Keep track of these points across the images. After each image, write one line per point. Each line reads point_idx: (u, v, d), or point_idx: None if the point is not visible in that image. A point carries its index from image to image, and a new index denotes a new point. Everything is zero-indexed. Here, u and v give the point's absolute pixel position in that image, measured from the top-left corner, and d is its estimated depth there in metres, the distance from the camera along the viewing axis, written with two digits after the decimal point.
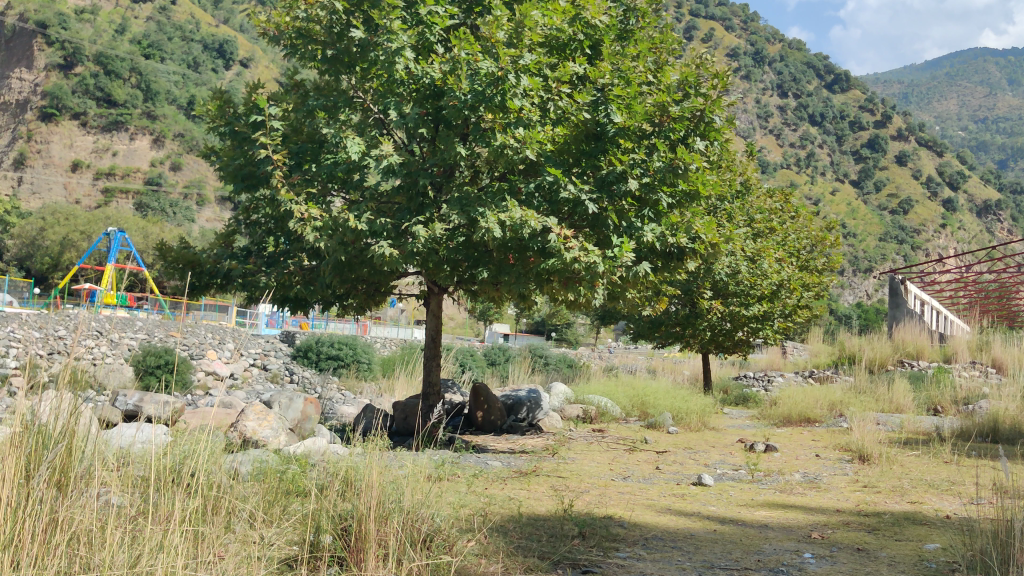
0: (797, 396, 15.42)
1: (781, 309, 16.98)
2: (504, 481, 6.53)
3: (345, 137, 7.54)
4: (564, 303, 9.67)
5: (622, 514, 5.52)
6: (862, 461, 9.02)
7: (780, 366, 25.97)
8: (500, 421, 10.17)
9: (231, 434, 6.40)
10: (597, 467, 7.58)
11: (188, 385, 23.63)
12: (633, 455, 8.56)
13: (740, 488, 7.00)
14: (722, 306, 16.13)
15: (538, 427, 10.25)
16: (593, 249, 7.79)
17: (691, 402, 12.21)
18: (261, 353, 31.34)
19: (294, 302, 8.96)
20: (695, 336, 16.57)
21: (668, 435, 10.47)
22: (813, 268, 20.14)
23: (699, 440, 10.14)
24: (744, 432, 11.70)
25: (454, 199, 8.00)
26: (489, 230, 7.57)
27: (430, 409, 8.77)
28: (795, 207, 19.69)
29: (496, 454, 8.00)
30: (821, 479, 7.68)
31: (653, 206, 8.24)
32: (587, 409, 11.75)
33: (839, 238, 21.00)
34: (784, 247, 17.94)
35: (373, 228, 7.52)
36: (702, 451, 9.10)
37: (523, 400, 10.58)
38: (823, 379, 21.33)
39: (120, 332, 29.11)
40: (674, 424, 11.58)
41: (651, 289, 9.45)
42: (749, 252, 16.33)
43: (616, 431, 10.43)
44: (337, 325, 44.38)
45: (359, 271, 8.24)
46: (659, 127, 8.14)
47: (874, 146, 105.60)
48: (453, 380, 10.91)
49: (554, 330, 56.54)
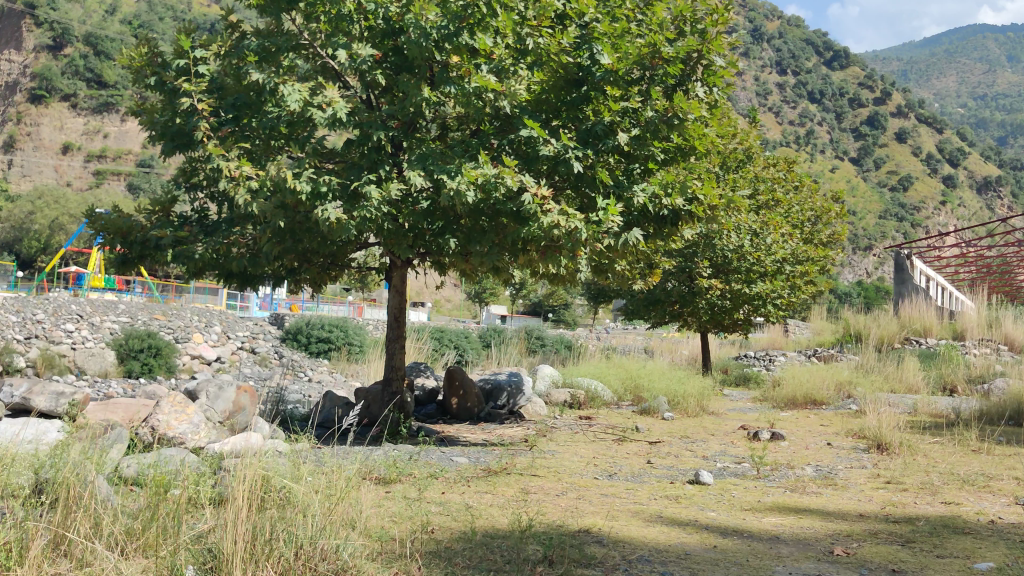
0: (802, 376, 14.45)
1: (786, 286, 15.97)
2: (465, 484, 5.52)
3: (284, 84, 6.49)
4: (545, 275, 8.63)
5: (601, 527, 4.51)
6: (880, 451, 8.02)
7: (782, 345, 25.03)
8: (477, 408, 9.17)
9: (141, 431, 5.42)
10: (578, 463, 6.57)
11: (173, 370, 22.74)
12: (622, 447, 7.56)
13: (745, 488, 5.98)
14: (723, 283, 15.12)
15: (520, 415, 9.21)
16: (574, 213, 6.72)
17: (689, 384, 11.20)
18: (249, 336, 30.38)
19: (242, 278, 7.96)
20: (694, 314, 15.55)
21: (663, 422, 9.48)
22: (818, 241, 19.12)
23: (698, 428, 9.15)
24: (747, 418, 10.71)
25: (415, 156, 6.94)
26: (454, 192, 6.53)
27: (392, 397, 7.75)
28: (799, 177, 18.68)
29: (465, 448, 7.00)
30: (836, 474, 6.70)
31: (645, 163, 7.20)
32: (575, 394, 10.78)
33: (846, 210, 19.96)
34: (788, 221, 16.94)
35: (317, 189, 6.46)
36: (700, 441, 8.11)
37: (504, 385, 9.54)
38: (828, 358, 20.37)
39: (102, 315, 28.16)
40: (670, 409, 10.60)
41: (644, 260, 8.38)
42: (752, 226, 15.32)
43: (605, 418, 9.44)
44: (329, 307, 43.43)
45: (308, 240, 7.20)
46: (651, 72, 7.06)
47: (874, 123, 104.28)
48: (427, 364, 9.86)
49: (551, 311, 55.55)
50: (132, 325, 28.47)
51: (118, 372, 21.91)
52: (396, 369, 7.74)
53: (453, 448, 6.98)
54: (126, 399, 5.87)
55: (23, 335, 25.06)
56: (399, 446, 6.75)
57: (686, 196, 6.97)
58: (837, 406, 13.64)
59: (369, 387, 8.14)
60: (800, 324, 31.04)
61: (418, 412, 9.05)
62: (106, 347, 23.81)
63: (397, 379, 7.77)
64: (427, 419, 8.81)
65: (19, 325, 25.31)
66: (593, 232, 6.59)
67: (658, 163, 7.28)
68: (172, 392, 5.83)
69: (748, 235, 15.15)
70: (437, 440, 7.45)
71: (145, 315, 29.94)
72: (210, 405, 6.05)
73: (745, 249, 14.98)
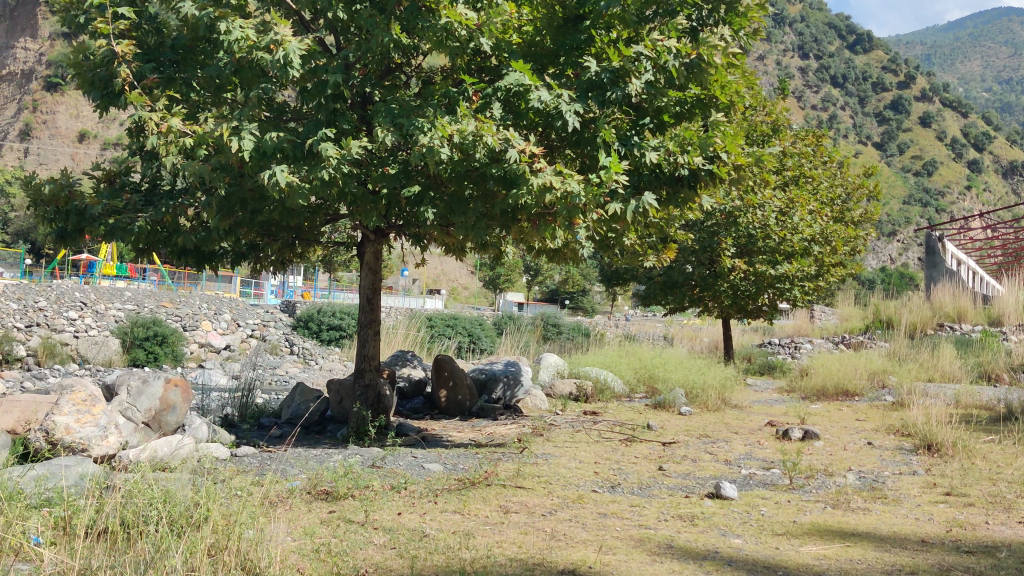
0: (832, 364, 13.33)
1: (814, 268, 14.81)
2: (431, 503, 4.49)
3: (223, 21, 5.39)
4: (544, 249, 7.54)
5: (592, 566, 3.45)
6: (931, 454, 6.93)
7: (808, 331, 23.86)
8: (469, 402, 8.14)
9: (31, 439, 4.44)
10: (576, 471, 5.50)
11: (180, 359, 21.83)
12: (630, 449, 6.50)
13: (776, 504, 4.91)
14: (746, 265, 13.99)
15: (517, 409, 8.16)
16: (571, 173, 5.63)
17: (709, 374, 10.08)
18: (259, 323, 29.50)
19: (197, 256, 6.85)
20: (715, 298, 14.52)
21: (679, 418, 8.40)
22: (849, 219, 17.93)
23: (719, 424, 8.07)
24: (774, 413, 9.60)
25: (385, 108, 5.84)
26: (427, 148, 5.44)
27: (364, 392, 6.71)
28: (829, 151, 17.48)
29: (443, 451, 5.97)
30: (885, 484, 5.61)
31: (658, 115, 6.06)
32: (582, 386, 9.76)
33: (878, 187, 18.73)
34: (817, 198, 15.80)
35: (262, 146, 5.38)
36: (723, 441, 7.05)
37: (499, 375, 8.48)
38: (857, 345, 19.24)
39: (108, 302, 27.33)
40: (687, 402, 9.50)
41: (660, 231, 7.25)
42: (777, 203, 14.20)
43: (614, 413, 8.36)
44: (343, 295, 42.55)
45: (261, 211, 6.11)
46: (664, 8, 5.94)
47: (898, 106, 102.29)
48: (415, 353, 8.80)
49: (568, 298, 54.48)
50: (138, 313, 27.63)
51: (123, 361, 21.07)
52: (368, 358, 6.69)
53: (430, 451, 5.94)
54: (26, 397, 4.89)
55: (24, 323, 24.17)
56: (365, 449, 5.72)
57: (706, 154, 5.83)
58: (870, 398, 12.53)
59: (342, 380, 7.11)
60: (825, 308, 29.81)
61: (403, 407, 8.05)
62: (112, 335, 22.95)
63: (371, 369, 6.71)
64: (412, 414, 7.81)
65: (21, 312, 24.43)
66: (592, 197, 5.47)
67: (675, 116, 6.14)
68: (78, 388, 4.80)
69: (773, 214, 14.07)
70: (413, 442, 6.41)
71: (152, 302, 29.11)
72: (130, 405, 5.05)
73: (770, 227, 13.86)
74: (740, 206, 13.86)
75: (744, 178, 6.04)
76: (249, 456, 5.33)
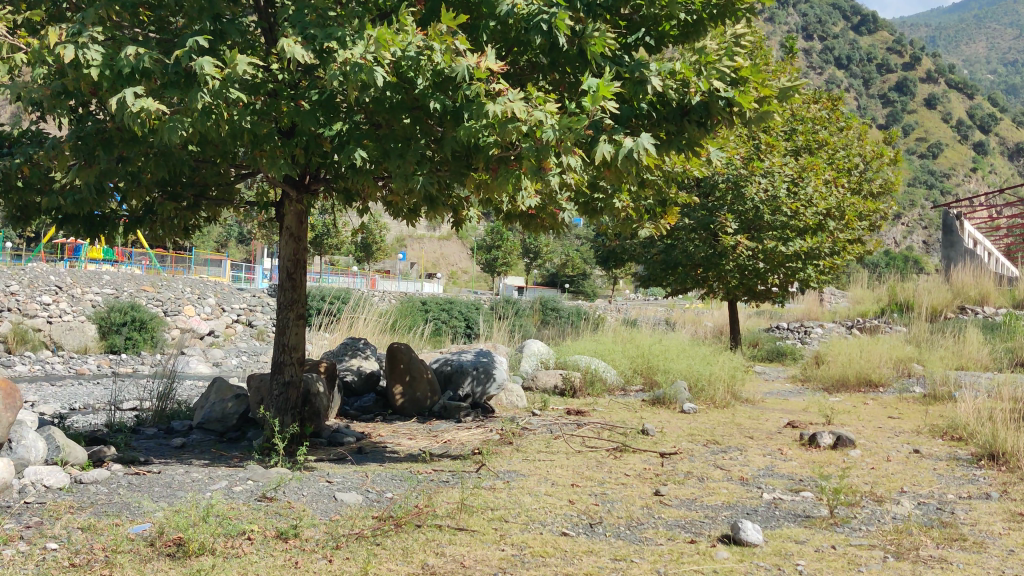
0: (851, 349, 11.94)
1: (828, 246, 13.43)
2: (323, 561, 3.11)
3: None
4: (515, 206, 6.09)
5: None
6: (997, 468, 5.51)
7: (818, 315, 22.46)
8: (429, 401, 6.76)
9: None
10: (542, 501, 4.09)
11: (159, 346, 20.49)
12: (621, 462, 5.12)
13: (817, 553, 3.51)
14: (754, 241, 12.54)
15: (487, 407, 6.76)
16: (543, 98, 4.11)
17: (717, 364, 8.65)
18: (245, 308, 28.17)
19: (83, 221, 5.35)
20: (720, 279, 13.09)
21: (682, 418, 6.99)
22: (868, 192, 16.44)
23: (729, 427, 6.65)
24: (793, 410, 8.20)
25: (292, 14, 4.35)
26: (342, 67, 3.97)
27: (285, 396, 5.31)
28: (846, 116, 15.99)
29: (372, 471, 4.58)
30: (959, 517, 4.19)
31: (658, 27, 4.57)
32: (570, 377, 8.40)
33: (900, 155, 17.24)
34: (832, 167, 14.40)
35: (112, 63, 3.93)
36: (735, 450, 5.67)
37: (466, 368, 7.08)
38: (872, 330, 17.87)
39: (85, 287, 25.97)
40: (690, 398, 8.08)
41: (661, 190, 5.79)
42: (788, 172, 12.84)
43: (603, 412, 6.98)
44: (337, 278, 41.14)
45: (136, 158, 4.68)
46: None
47: (903, 88, 100.48)
48: (366, 341, 7.36)
49: (568, 282, 53.06)
50: (117, 298, 26.21)
51: (97, 347, 19.79)
52: (289, 348, 5.28)
53: (356, 471, 4.56)
54: None
55: None
56: (267, 470, 4.35)
57: (723, 76, 4.30)
58: (896, 389, 11.12)
59: (261, 379, 5.73)
60: (836, 291, 28.38)
61: (349, 408, 6.68)
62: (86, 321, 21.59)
63: (292, 363, 5.31)
64: (358, 417, 6.45)
65: None
66: (571, 130, 3.97)
67: (679, 28, 4.61)
68: None
69: (784, 184, 12.74)
70: (338, 458, 5.04)
71: (132, 286, 27.71)
72: None
73: (780, 199, 12.44)
74: (745, 174, 12.54)
75: (772, 112, 4.50)
76: (98, 483, 3.99)
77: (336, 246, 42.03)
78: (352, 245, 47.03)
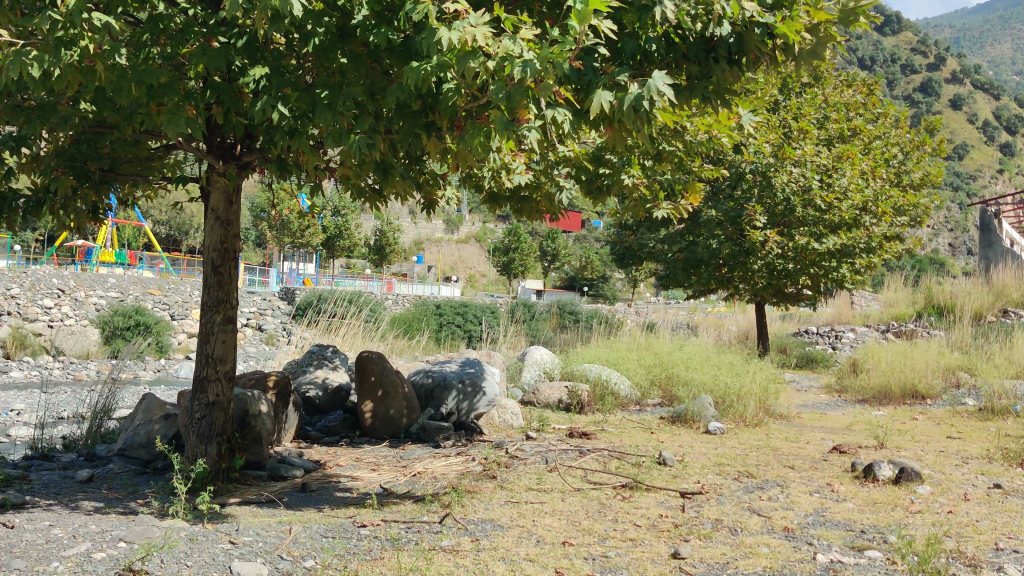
0: (891, 356, 10.75)
1: (865, 243, 12.27)
2: None
3: None
4: (501, 183, 5.02)
5: None
6: None
7: (849, 319, 21.23)
8: (405, 420, 5.69)
9: None
10: (519, 573, 2.99)
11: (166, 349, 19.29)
12: (631, 506, 4.02)
13: None
14: (784, 238, 11.44)
15: (474, 428, 5.68)
16: (520, 25, 3.01)
17: (747, 374, 7.52)
18: (256, 312, 27.22)
19: None
20: (747, 279, 11.97)
21: (709, 442, 5.87)
22: (907, 184, 15.22)
23: (764, 453, 5.54)
24: (836, 429, 7.06)
25: None
26: None
27: (209, 423, 4.20)
28: (883, 103, 14.79)
29: (302, 524, 3.50)
30: None
31: None
32: (575, 390, 7.30)
33: (942, 145, 15.99)
34: (868, 157, 13.21)
35: None
36: (774, 487, 4.55)
37: (450, 381, 6.00)
38: (909, 335, 16.66)
39: (89, 290, 25.02)
40: (717, 416, 6.94)
41: (681, 162, 4.70)
42: (821, 162, 11.68)
43: (616, 435, 5.88)
44: (353, 282, 40.14)
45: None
46: None
47: (929, 89, 98.49)
48: (336, 348, 6.26)
49: (588, 285, 51.81)
50: (122, 302, 25.34)
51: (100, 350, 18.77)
52: (214, 360, 4.20)
53: (280, 524, 3.48)
54: None
55: None
56: (157, 524, 3.29)
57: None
58: (947, 401, 9.94)
59: (189, 397, 4.65)
60: (866, 294, 27.10)
61: (310, 431, 5.60)
62: (89, 324, 20.55)
63: (218, 379, 4.22)
64: (317, 443, 5.37)
65: None
66: (553, 65, 2.89)
67: None
68: None
69: (816, 175, 11.61)
70: (269, 502, 3.97)
71: (138, 289, 26.75)
72: None
73: (812, 190, 11.31)
74: (776, 163, 11.33)
75: (829, 44, 3.37)
76: None
77: (349, 247, 41.11)
78: (366, 247, 46.09)
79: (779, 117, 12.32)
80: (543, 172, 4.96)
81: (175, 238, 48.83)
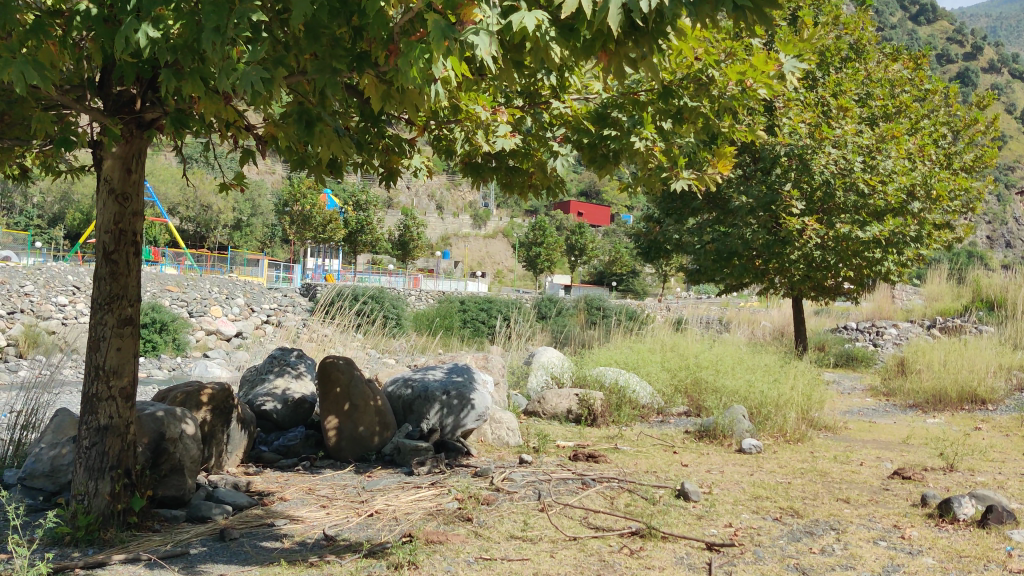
0: (946, 355, 9.69)
1: (914, 231, 11.17)
2: None
3: None
4: (482, 148, 4.08)
5: None
6: None
7: (891, 314, 19.99)
8: (376, 440, 4.78)
9: None
10: None
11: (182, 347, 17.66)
12: (641, 564, 3.05)
13: None
14: (824, 227, 10.37)
15: (458, 449, 4.75)
16: None
17: (786, 380, 6.50)
18: (275, 310, 26.38)
19: None
20: (784, 271, 10.93)
21: (742, 464, 4.88)
22: (957, 166, 14.04)
23: (811, 480, 4.53)
24: (891, 444, 6.03)
25: None
26: None
27: (100, 453, 3.29)
28: (931, 80, 13.62)
29: None
30: None
31: None
32: (585, 399, 6.31)
33: (995, 125, 14.77)
34: (915, 137, 12.08)
35: None
36: (829, 532, 3.55)
37: (433, 391, 5.07)
38: (958, 331, 15.51)
39: None
40: (751, 430, 5.93)
41: (707, 121, 3.71)
42: (864, 142, 10.58)
43: (629, 456, 4.90)
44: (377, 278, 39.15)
45: None
46: None
47: (965, 78, 95.94)
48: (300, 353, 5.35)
49: (616, 280, 50.47)
50: None
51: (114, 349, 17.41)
52: (105, 373, 3.29)
53: None
54: None
55: (6, 309, 20.41)
56: None
57: None
58: (1010, 407, 8.81)
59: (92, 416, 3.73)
60: (906, 287, 25.82)
61: (263, 454, 4.69)
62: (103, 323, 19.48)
63: (112, 398, 3.31)
64: (268, 471, 4.45)
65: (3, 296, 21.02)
66: None
67: None
68: None
69: (859, 156, 10.49)
70: (167, 558, 3.05)
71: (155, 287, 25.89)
72: None
73: (855, 172, 10.20)
74: (813, 145, 10.18)
75: None
76: None
77: (372, 242, 40.19)
78: (390, 242, 45.15)
79: (817, 94, 11.19)
80: (534, 136, 4.00)
81: (200, 235, 48.02)
